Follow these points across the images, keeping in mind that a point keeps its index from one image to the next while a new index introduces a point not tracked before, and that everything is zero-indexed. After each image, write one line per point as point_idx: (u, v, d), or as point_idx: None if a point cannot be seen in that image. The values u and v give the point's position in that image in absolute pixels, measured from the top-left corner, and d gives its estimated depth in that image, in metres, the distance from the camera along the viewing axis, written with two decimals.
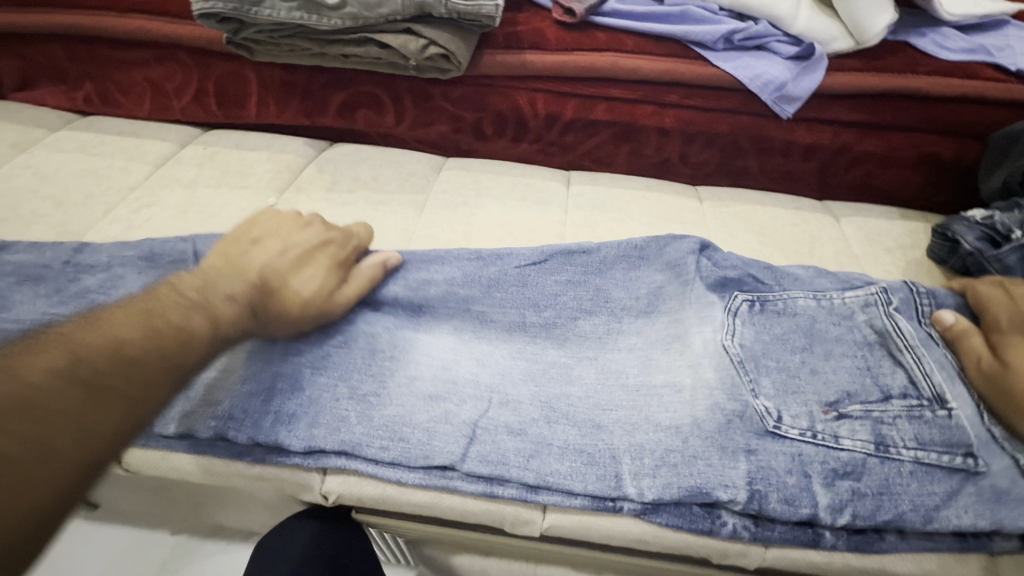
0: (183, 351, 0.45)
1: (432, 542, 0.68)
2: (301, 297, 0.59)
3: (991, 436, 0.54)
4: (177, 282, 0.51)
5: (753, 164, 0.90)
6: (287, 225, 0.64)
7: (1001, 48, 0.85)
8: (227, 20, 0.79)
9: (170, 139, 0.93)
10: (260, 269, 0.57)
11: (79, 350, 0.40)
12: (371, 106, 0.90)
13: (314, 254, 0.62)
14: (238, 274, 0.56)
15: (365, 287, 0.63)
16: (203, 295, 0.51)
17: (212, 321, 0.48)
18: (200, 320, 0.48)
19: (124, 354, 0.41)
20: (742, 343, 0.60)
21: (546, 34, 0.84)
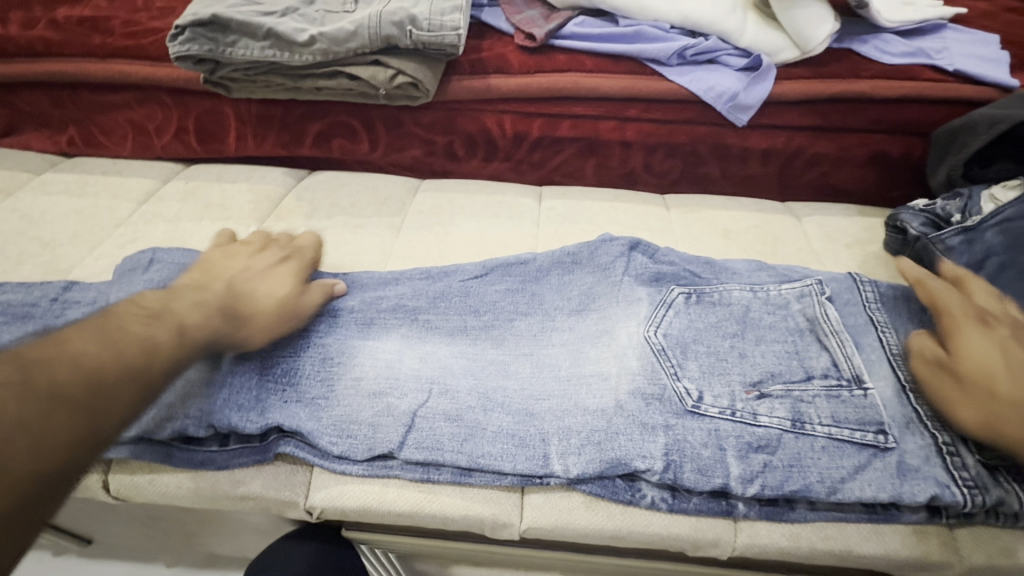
0: (146, 362, 0.47)
1: (422, 558, 0.68)
2: (270, 300, 0.61)
3: (915, 417, 0.57)
4: (141, 298, 0.54)
5: (714, 171, 0.94)
6: (242, 251, 0.66)
7: (939, 50, 0.90)
8: (203, 62, 0.82)
9: (153, 176, 0.97)
10: (227, 284, 0.60)
11: (30, 367, 0.41)
12: (346, 135, 0.94)
13: (275, 269, 0.65)
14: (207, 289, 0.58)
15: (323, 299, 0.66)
16: (168, 306, 0.54)
17: (177, 330, 0.51)
18: (164, 331, 0.50)
19: (85, 366, 0.43)
20: (666, 333, 0.64)
21: (509, 58, 0.89)
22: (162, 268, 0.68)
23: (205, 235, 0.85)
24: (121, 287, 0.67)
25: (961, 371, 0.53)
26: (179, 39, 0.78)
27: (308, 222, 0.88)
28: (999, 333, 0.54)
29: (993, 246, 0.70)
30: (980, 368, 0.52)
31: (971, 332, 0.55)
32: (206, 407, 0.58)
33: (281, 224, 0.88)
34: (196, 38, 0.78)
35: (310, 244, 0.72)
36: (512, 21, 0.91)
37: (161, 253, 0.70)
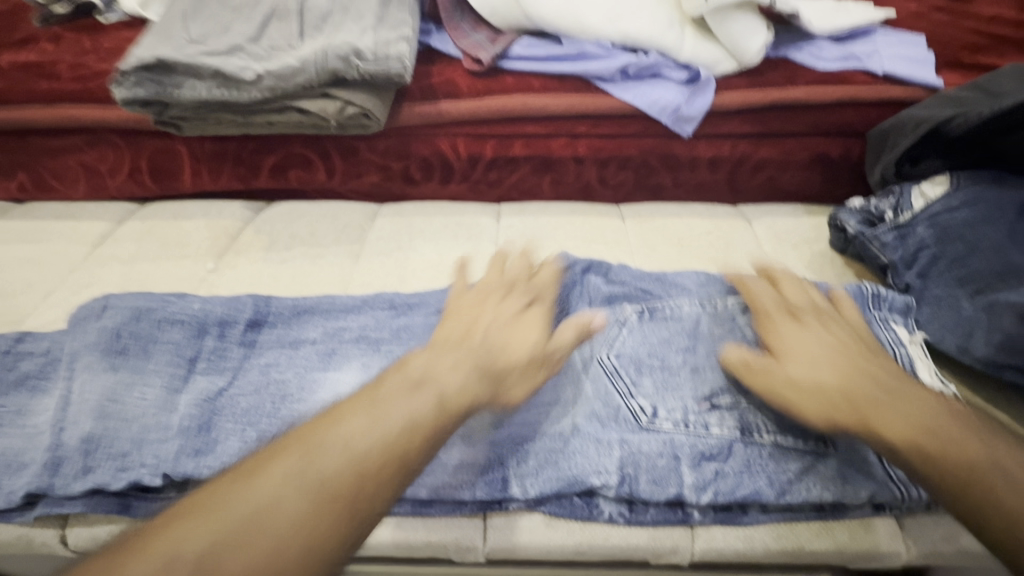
0: (386, 466, 0.42)
1: None
2: (536, 350, 0.57)
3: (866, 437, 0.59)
4: (406, 360, 0.52)
5: (667, 180, 0.96)
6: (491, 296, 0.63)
7: (870, 54, 0.94)
8: (149, 104, 0.82)
9: (107, 217, 0.96)
10: (484, 335, 0.56)
11: (323, 454, 0.41)
12: (302, 166, 0.95)
13: (527, 316, 0.60)
14: (441, 358, 0.52)
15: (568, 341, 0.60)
16: (429, 369, 0.50)
17: (440, 397, 0.47)
18: (427, 400, 0.47)
19: (357, 452, 0.42)
20: (619, 353, 0.66)
21: (458, 83, 0.90)
22: (116, 313, 0.67)
23: (161, 275, 0.85)
24: (75, 335, 0.66)
25: (789, 372, 0.55)
26: (125, 83, 0.79)
27: (266, 255, 0.88)
28: (808, 329, 0.59)
29: (924, 240, 0.73)
30: (805, 358, 0.56)
31: (790, 335, 0.59)
32: (163, 454, 0.57)
33: (239, 259, 0.88)
34: (142, 82, 0.79)
35: (523, 270, 0.67)
36: (460, 46, 0.93)
37: (115, 299, 0.69)
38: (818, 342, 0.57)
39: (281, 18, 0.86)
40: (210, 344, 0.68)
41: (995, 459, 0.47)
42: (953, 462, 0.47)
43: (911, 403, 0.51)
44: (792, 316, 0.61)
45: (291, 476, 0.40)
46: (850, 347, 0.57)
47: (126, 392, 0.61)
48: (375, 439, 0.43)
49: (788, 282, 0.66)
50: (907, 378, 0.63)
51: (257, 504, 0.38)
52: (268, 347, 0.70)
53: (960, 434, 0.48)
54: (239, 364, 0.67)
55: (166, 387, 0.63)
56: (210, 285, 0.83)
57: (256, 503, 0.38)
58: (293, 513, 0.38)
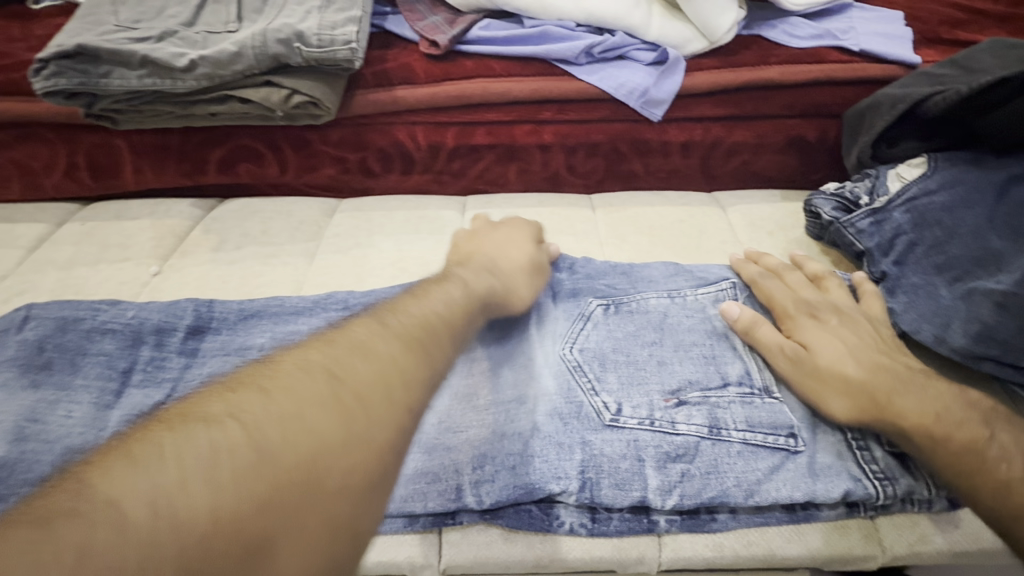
0: (446, 324, 0.47)
1: None
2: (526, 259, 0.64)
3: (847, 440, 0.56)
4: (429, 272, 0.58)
5: (638, 167, 0.92)
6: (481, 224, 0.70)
7: (846, 30, 0.90)
8: (76, 95, 0.76)
9: (45, 219, 0.90)
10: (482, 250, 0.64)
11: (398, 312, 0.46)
12: (252, 160, 0.89)
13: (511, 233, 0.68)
14: (462, 275, 0.56)
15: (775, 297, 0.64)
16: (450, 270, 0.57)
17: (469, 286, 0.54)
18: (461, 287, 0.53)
19: (424, 312, 0.47)
20: (583, 347, 0.62)
21: (415, 68, 0.85)
22: (40, 325, 0.63)
23: (100, 279, 0.79)
24: None
25: (815, 363, 0.56)
26: (45, 73, 0.73)
27: (214, 256, 0.83)
28: (829, 322, 0.60)
29: (901, 225, 0.70)
30: (829, 354, 0.56)
31: (811, 328, 0.59)
32: None
33: (185, 261, 0.82)
34: (64, 72, 0.73)
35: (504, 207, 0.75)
36: (416, 28, 0.88)
37: (38, 309, 0.65)
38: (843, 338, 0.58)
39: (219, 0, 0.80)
40: (146, 355, 0.63)
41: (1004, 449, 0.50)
42: (959, 441, 0.50)
43: (928, 393, 0.53)
44: (812, 307, 0.62)
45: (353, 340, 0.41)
46: (872, 342, 0.58)
47: (49, 411, 0.57)
48: (423, 315, 0.46)
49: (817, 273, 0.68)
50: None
51: (359, 339, 0.41)
52: (210, 355, 0.64)
53: (962, 415, 0.52)
54: (179, 376, 0.62)
55: (96, 403, 0.58)
56: (153, 289, 0.78)
57: (346, 361, 0.39)
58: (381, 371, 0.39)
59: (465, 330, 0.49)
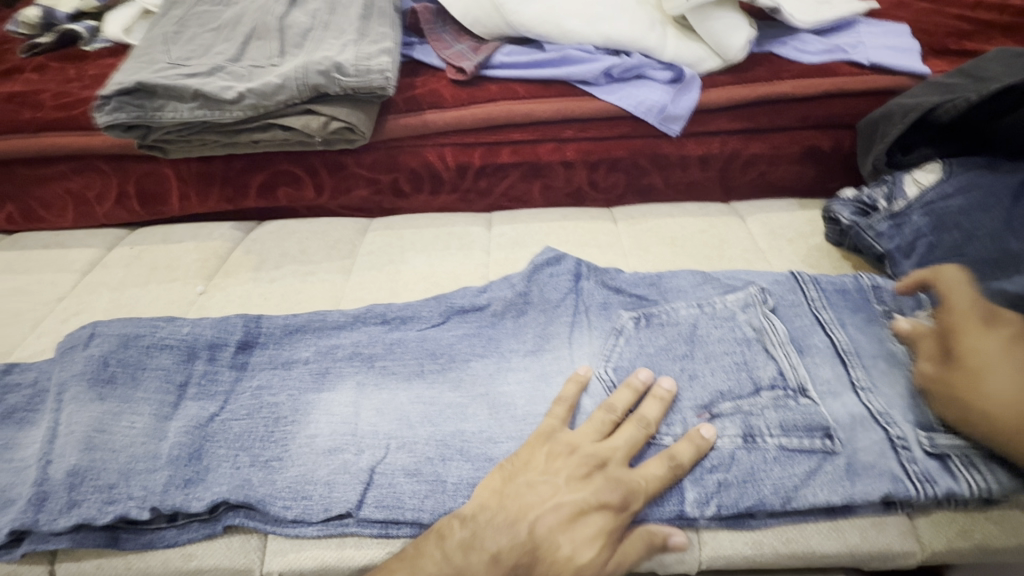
0: None
1: None
2: (569, 522, 0.52)
3: (888, 444, 0.57)
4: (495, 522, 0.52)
5: (658, 181, 0.95)
6: (554, 451, 0.57)
7: (855, 45, 0.93)
8: (132, 128, 0.82)
9: (97, 244, 0.95)
10: (528, 528, 0.52)
11: None
12: (290, 184, 0.94)
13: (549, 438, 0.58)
14: (490, 518, 0.52)
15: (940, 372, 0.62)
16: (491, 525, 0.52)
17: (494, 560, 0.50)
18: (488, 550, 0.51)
19: None
20: (617, 366, 0.65)
21: (443, 94, 0.90)
22: (104, 341, 0.66)
23: (151, 299, 0.84)
24: (62, 366, 0.65)
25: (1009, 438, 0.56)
26: (105, 109, 0.78)
27: (256, 274, 0.87)
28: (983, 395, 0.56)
29: (920, 228, 0.72)
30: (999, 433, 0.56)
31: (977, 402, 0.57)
32: (150, 486, 0.56)
33: (229, 280, 0.87)
34: (122, 107, 0.79)
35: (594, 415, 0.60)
36: (442, 57, 0.93)
37: (102, 326, 0.68)
38: (990, 388, 0.53)
39: (261, 37, 0.86)
40: (200, 369, 0.66)
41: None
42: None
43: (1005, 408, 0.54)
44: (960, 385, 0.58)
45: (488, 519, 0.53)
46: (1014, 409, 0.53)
47: (114, 422, 0.60)
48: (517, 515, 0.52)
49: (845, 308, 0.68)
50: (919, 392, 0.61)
51: None
52: (259, 368, 0.68)
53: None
54: (231, 389, 0.66)
55: (155, 415, 0.62)
56: (200, 308, 0.83)
57: None
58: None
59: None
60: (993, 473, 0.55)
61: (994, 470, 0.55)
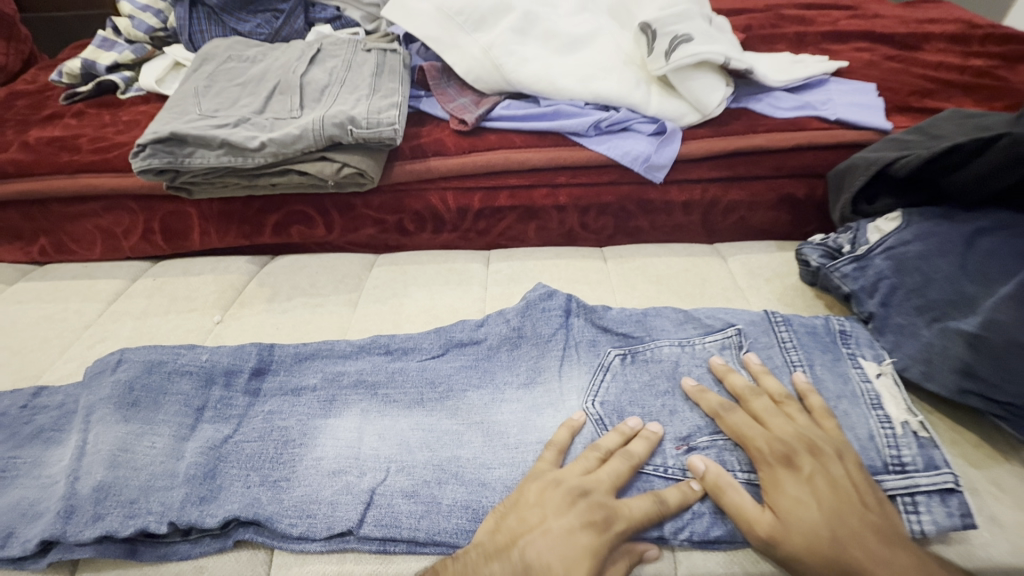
0: None
1: None
2: (553, 543, 0.54)
3: None
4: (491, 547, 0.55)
5: (645, 223, 1.02)
6: (548, 485, 0.60)
7: (824, 102, 1.03)
8: (163, 172, 0.90)
9: (121, 276, 1.03)
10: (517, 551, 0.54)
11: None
12: (303, 222, 1.02)
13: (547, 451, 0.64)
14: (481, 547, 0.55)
15: (745, 435, 0.62)
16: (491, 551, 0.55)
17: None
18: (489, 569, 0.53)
19: None
20: (604, 401, 0.69)
21: (446, 142, 0.98)
22: (130, 367, 0.72)
23: (170, 328, 0.90)
24: (92, 390, 0.71)
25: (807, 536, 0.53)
26: (142, 155, 0.87)
27: (269, 305, 0.94)
28: (804, 473, 0.57)
29: (882, 270, 0.77)
30: (804, 525, 0.53)
31: (784, 485, 0.56)
32: (168, 502, 0.60)
33: (243, 310, 0.93)
34: (156, 153, 0.87)
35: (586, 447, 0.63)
36: (446, 109, 1.02)
37: (129, 352, 0.74)
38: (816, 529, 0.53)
39: (284, 91, 0.95)
40: (217, 394, 0.72)
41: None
42: None
43: (830, 500, 0.54)
44: (783, 453, 0.59)
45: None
46: (837, 509, 0.54)
47: (137, 442, 0.65)
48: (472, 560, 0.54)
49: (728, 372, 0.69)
50: (882, 431, 0.63)
51: None
52: (271, 394, 0.74)
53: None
54: (244, 412, 0.71)
55: (174, 435, 0.67)
56: (216, 337, 0.89)
57: None
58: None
59: None
60: (930, 513, 0.57)
61: (932, 509, 0.57)
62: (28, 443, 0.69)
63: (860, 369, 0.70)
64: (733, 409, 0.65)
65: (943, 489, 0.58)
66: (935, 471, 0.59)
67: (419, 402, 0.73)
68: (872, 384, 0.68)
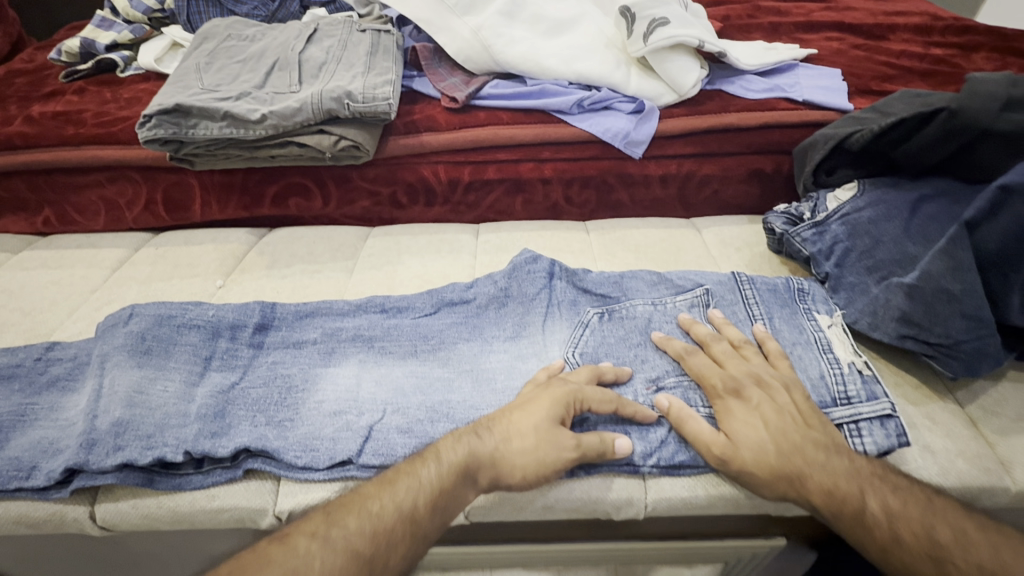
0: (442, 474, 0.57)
1: None
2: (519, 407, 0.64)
3: None
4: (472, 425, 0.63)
5: (625, 197, 1.09)
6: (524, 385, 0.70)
7: (792, 85, 1.10)
8: (168, 142, 0.95)
9: (125, 245, 1.07)
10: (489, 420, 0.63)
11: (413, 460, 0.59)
12: (301, 194, 1.06)
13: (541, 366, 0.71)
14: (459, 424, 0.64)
15: (701, 376, 0.69)
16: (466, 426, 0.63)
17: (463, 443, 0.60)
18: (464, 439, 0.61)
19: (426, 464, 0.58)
20: (583, 351, 0.76)
21: (438, 119, 1.04)
22: (142, 319, 0.77)
23: (174, 291, 0.95)
24: (105, 340, 0.76)
25: (754, 450, 0.61)
26: (147, 126, 0.91)
27: (269, 272, 0.99)
28: (752, 402, 0.64)
29: (838, 235, 0.85)
30: (751, 443, 0.61)
31: (734, 411, 0.64)
32: (182, 436, 0.66)
33: (244, 276, 0.98)
34: (161, 124, 0.91)
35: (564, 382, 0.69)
36: (438, 88, 1.08)
37: (139, 307, 0.79)
38: (758, 442, 0.61)
39: (282, 68, 1.00)
40: (223, 345, 0.78)
41: (951, 525, 0.54)
42: (811, 487, 0.58)
43: (772, 419, 0.62)
44: (735, 387, 0.66)
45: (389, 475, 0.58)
46: (782, 428, 0.62)
47: (150, 385, 0.71)
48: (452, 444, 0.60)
49: (692, 325, 0.76)
50: (831, 372, 0.71)
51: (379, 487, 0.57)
52: (273, 347, 0.79)
53: (818, 475, 0.58)
54: (249, 362, 0.77)
55: (185, 381, 0.72)
56: (220, 299, 0.94)
57: (406, 480, 0.57)
58: (403, 526, 0.54)
59: (455, 491, 0.57)
60: (871, 436, 0.65)
61: (873, 432, 0.65)
62: (44, 390, 0.74)
63: (813, 322, 0.77)
64: (697, 352, 0.72)
65: (882, 415, 0.66)
66: (875, 400, 0.67)
67: (413, 354, 0.78)
68: (822, 333, 0.76)
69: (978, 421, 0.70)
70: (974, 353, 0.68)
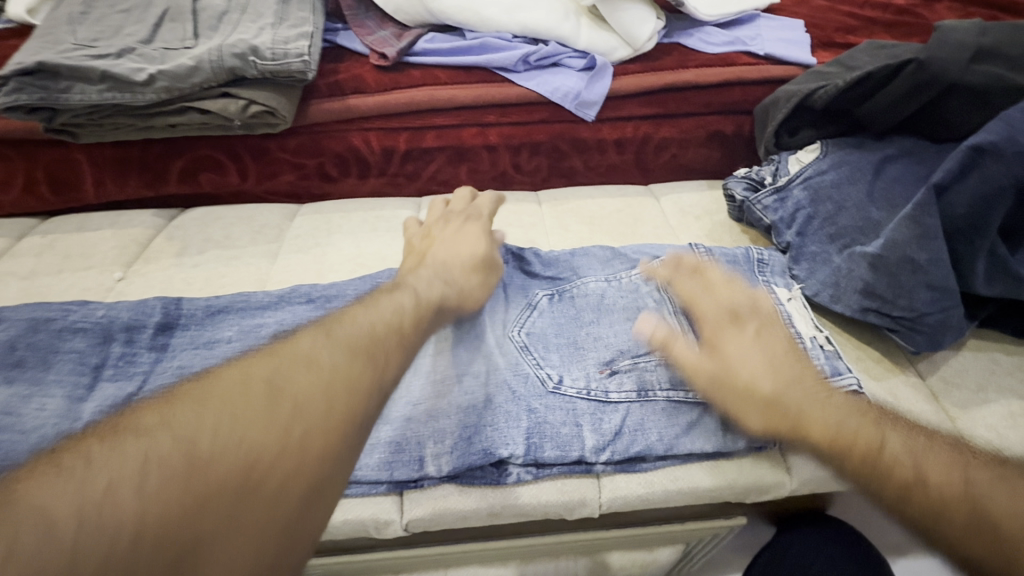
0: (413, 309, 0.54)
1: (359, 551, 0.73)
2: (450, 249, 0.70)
3: None
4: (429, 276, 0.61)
5: (578, 163, 1.00)
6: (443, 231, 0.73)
7: (753, 37, 1.02)
8: (36, 110, 0.79)
9: (5, 234, 0.92)
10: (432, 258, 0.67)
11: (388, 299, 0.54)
12: (213, 169, 0.93)
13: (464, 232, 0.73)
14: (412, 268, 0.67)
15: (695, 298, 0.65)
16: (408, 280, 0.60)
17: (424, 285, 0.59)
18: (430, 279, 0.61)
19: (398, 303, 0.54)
20: (529, 331, 0.69)
21: (366, 78, 0.91)
22: (11, 326, 0.67)
23: (64, 287, 0.82)
24: None
25: (749, 375, 0.55)
26: (5, 89, 0.76)
27: (179, 260, 0.87)
28: (747, 329, 0.60)
29: (800, 201, 0.79)
30: (748, 367, 0.56)
31: (733, 338, 0.59)
32: None
33: (149, 266, 0.86)
34: (24, 87, 0.76)
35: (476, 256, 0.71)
36: (365, 42, 0.95)
37: (9, 312, 0.69)
38: (752, 368, 0.56)
39: (174, 19, 0.85)
40: (117, 351, 0.67)
41: (987, 471, 0.45)
42: (813, 424, 0.50)
43: (769, 349, 0.58)
44: (733, 314, 0.61)
45: (298, 355, 0.44)
46: (781, 358, 0.57)
47: (23, 404, 0.60)
48: (369, 329, 0.48)
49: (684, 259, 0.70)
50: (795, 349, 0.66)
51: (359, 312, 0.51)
52: (181, 349, 0.68)
53: (823, 412, 0.51)
54: (150, 369, 0.66)
55: (68, 396, 0.62)
56: (119, 294, 0.81)
57: (391, 309, 0.53)
58: (387, 328, 0.50)
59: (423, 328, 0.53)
60: None
61: None
62: None
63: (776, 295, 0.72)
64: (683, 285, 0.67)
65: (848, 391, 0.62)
66: (840, 376, 0.63)
67: None
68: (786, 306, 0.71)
69: (939, 394, 0.68)
70: (937, 326, 0.65)
